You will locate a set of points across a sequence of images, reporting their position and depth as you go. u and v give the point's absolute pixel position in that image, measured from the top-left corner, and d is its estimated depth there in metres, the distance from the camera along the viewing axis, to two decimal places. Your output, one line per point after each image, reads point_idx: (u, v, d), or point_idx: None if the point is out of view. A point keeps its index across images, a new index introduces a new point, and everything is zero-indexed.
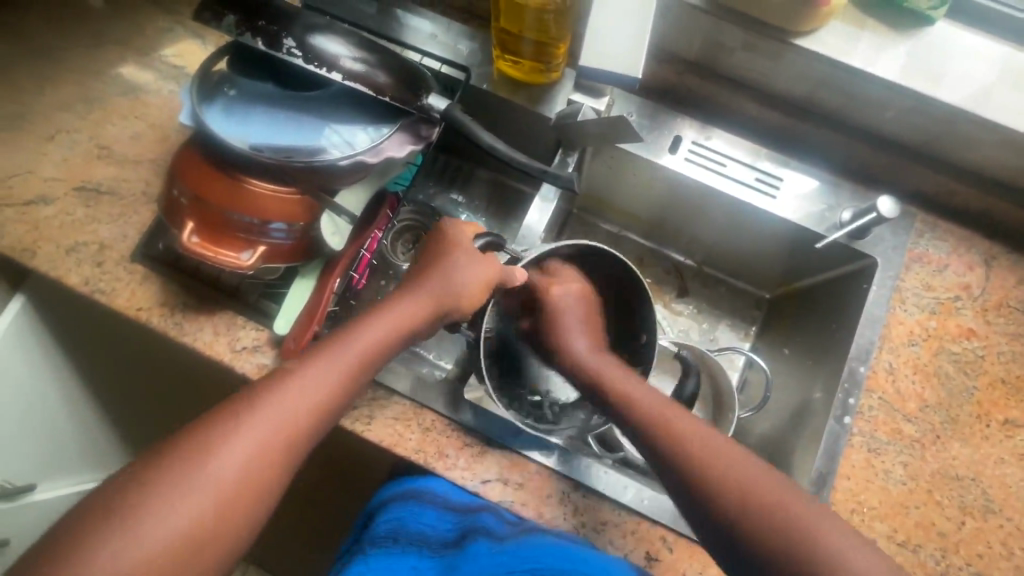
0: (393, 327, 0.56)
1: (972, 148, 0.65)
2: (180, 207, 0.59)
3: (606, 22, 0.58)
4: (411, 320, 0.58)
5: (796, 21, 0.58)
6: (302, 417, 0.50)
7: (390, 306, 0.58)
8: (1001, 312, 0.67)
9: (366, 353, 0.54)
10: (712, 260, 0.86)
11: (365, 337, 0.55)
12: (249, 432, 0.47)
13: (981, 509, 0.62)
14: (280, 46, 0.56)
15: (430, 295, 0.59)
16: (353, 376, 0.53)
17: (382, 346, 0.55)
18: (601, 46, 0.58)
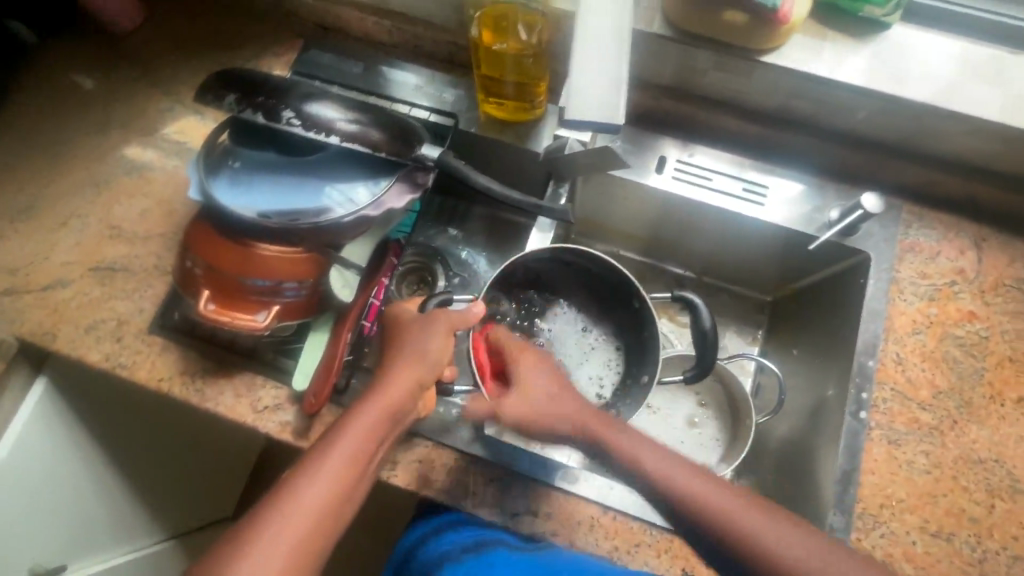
0: (384, 409, 0.56)
1: (945, 140, 0.67)
2: (195, 277, 0.61)
3: (587, 69, 0.59)
4: (399, 399, 0.57)
5: (761, 40, 0.61)
6: (312, 520, 0.49)
7: (376, 389, 0.58)
8: (998, 292, 0.69)
9: (362, 442, 0.54)
10: (712, 270, 0.88)
11: (358, 427, 0.55)
12: (270, 544, 0.47)
13: (1009, 490, 0.62)
14: (280, 116, 0.58)
15: (410, 368, 0.59)
16: (360, 461, 0.54)
17: (376, 431, 0.55)
18: (585, 92, 0.58)
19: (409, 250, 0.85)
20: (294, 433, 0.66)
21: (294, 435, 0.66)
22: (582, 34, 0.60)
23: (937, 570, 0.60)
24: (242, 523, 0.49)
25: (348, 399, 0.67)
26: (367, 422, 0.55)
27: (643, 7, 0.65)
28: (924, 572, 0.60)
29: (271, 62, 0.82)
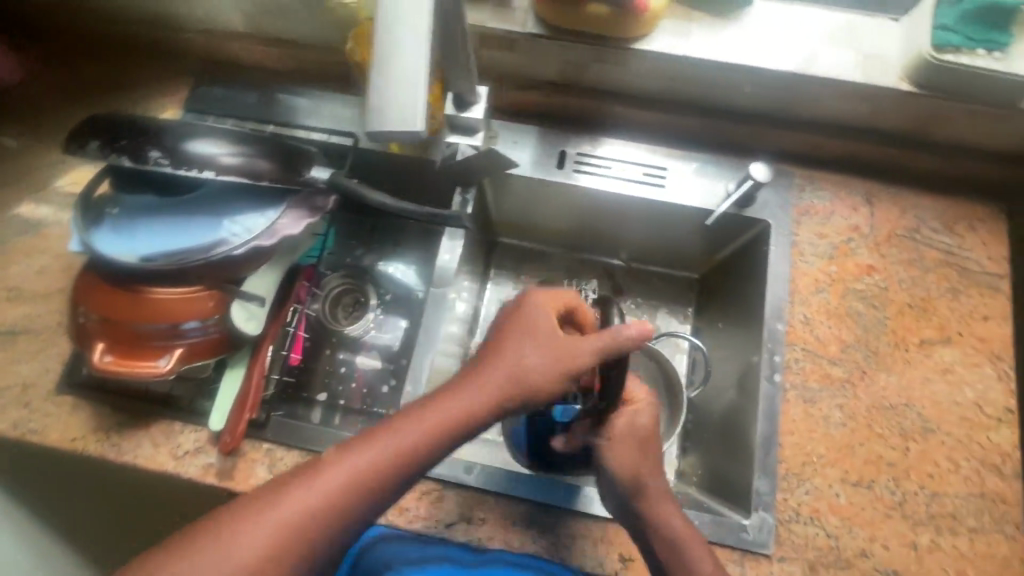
0: (427, 425, 0.51)
1: (821, 104, 0.70)
2: (89, 330, 0.60)
3: (387, 61, 0.45)
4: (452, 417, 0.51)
5: (625, 32, 0.64)
6: (310, 511, 0.48)
7: (506, 366, 0.53)
8: (893, 243, 0.71)
9: (387, 451, 0.50)
10: (640, 256, 0.87)
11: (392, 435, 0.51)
12: (284, 509, 0.47)
13: (921, 432, 0.65)
14: (147, 158, 0.57)
15: (551, 355, 0.53)
16: (402, 461, 0.50)
17: (410, 446, 0.50)
18: (384, 86, 0.45)
19: (337, 273, 0.84)
20: (217, 475, 0.64)
21: (218, 477, 0.64)
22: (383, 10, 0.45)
23: (861, 518, 0.62)
24: (243, 499, 0.49)
25: (271, 432, 0.66)
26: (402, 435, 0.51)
27: (517, 9, 0.68)
28: (849, 522, 0.62)
29: (162, 101, 0.80)
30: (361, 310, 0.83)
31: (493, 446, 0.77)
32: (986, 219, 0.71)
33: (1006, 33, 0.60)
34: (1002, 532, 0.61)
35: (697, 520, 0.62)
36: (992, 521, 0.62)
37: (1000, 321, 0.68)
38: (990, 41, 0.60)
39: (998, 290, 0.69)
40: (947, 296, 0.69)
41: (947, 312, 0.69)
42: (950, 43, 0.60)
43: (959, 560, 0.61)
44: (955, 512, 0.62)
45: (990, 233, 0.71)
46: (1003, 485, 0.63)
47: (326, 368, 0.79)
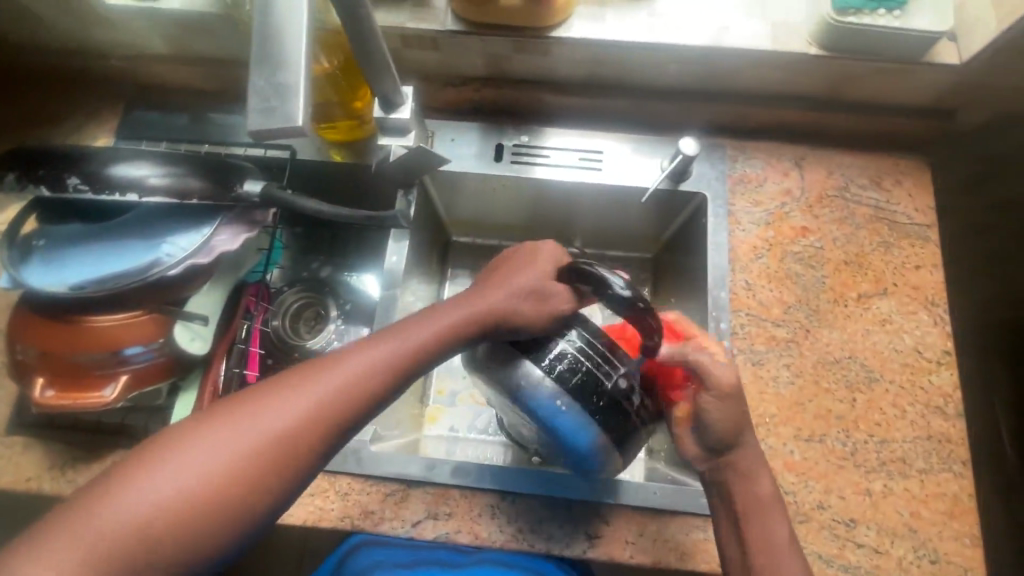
0: (361, 374, 0.49)
1: (741, 75, 0.72)
2: (29, 366, 0.60)
3: (267, 62, 0.43)
4: (387, 368, 0.50)
5: (541, 20, 0.66)
6: (292, 423, 0.46)
7: (437, 317, 0.54)
8: (824, 204, 0.74)
9: (317, 399, 0.47)
10: (594, 240, 0.87)
11: (322, 383, 0.48)
12: (266, 420, 0.46)
13: (866, 382, 0.67)
14: (66, 186, 0.56)
15: (487, 306, 0.54)
16: (384, 374, 0.50)
17: (342, 393, 0.48)
18: (265, 88, 0.42)
19: (294, 288, 0.83)
20: None
21: None
22: (259, 13, 0.44)
23: (816, 471, 0.64)
24: (218, 407, 0.47)
25: None
26: (334, 382, 0.48)
27: (437, 8, 0.69)
28: (805, 477, 0.64)
29: (93, 130, 0.79)
30: (322, 323, 0.82)
31: (451, 440, 0.78)
32: (909, 172, 0.74)
33: None
34: (950, 471, 0.63)
35: (660, 491, 0.64)
36: (940, 461, 0.64)
37: (930, 269, 0.70)
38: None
39: (927, 239, 0.72)
40: (879, 250, 0.71)
41: (881, 265, 0.71)
42: (851, 6, 0.63)
43: (912, 502, 0.62)
44: (904, 456, 0.64)
45: (915, 184, 0.74)
46: (948, 425, 0.65)
47: None
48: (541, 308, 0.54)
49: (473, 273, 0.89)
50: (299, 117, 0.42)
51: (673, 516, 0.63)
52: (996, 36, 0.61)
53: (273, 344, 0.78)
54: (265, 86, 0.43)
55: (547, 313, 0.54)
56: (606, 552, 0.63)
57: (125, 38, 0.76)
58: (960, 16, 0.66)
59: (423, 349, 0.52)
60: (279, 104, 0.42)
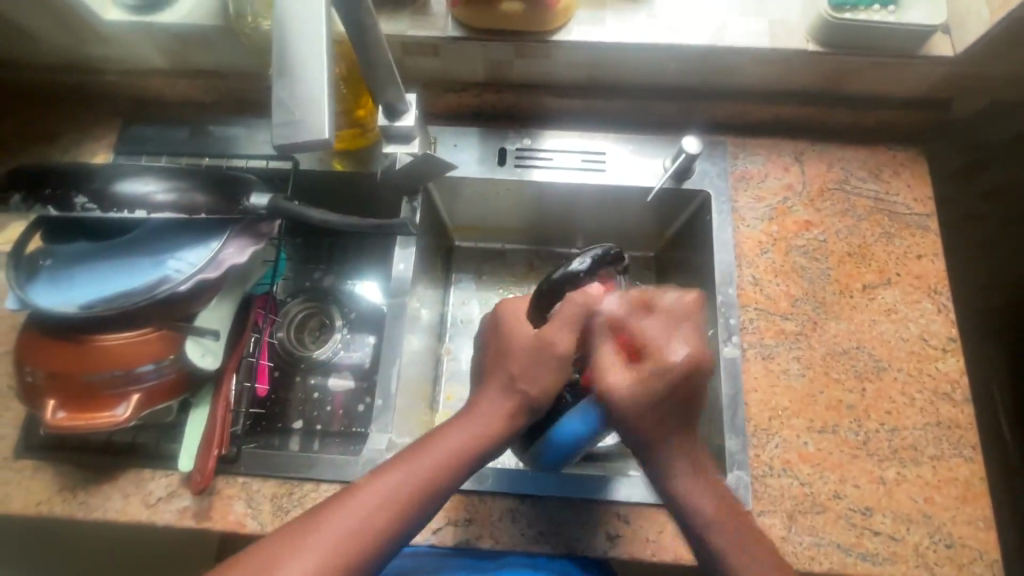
0: (401, 488, 0.50)
1: (741, 72, 0.73)
2: (38, 388, 0.59)
3: (289, 77, 0.42)
4: (426, 478, 0.51)
5: (542, 24, 0.67)
6: (345, 543, 0.47)
7: (468, 414, 0.55)
8: (826, 197, 0.75)
9: (359, 517, 0.48)
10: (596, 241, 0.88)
11: (364, 500, 0.49)
12: (319, 544, 0.47)
13: (875, 372, 0.68)
14: (73, 205, 0.56)
15: (510, 395, 0.54)
16: (432, 483, 0.51)
17: (384, 508, 0.49)
18: (288, 103, 0.42)
19: (298, 299, 0.83)
20: (195, 518, 0.63)
21: (196, 519, 0.63)
22: (280, 25, 0.43)
23: (830, 462, 0.64)
24: (271, 537, 0.48)
25: (244, 465, 0.65)
26: (376, 500, 0.49)
27: (436, 15, 0.70)
28: (820, 467, 0.64)
29: (91, 147, 0.79)
30: (327, 332, 0.82)
31: None
32: (907, 163, 0.76)
33: None
34: (961, 456, 0.64)
35: None
36: (950, 446, 0.65)
37: (932, 258, 0.72)
38: None
39: (927, 229, 0.73)
40: (881, 240, 0.73)
41: (883, 256, 0.72)
42: (847, 2, 0.64)
43: (926, 488, 0.63)
44: (915, 443, 0.65)
45: (913, 175, 0.75)
46: (957, 411, 0.66)
47: (299, 396, 0.78)
48: (538, 360, 0.54)
49: (478, 277, 0.89)
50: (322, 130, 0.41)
51: None
52: (989, 28, 0.62)
53: (281, 357, 0.80)
54: (288, 101, 0.43)
55: (544, 364, 0.54)
56: (626, 550, 0.63)
57: (120, 53, 0.75)
58: (953, 8, 0.67)
59: (462, 453, 0.52)
60: (302, 119, 0.42)
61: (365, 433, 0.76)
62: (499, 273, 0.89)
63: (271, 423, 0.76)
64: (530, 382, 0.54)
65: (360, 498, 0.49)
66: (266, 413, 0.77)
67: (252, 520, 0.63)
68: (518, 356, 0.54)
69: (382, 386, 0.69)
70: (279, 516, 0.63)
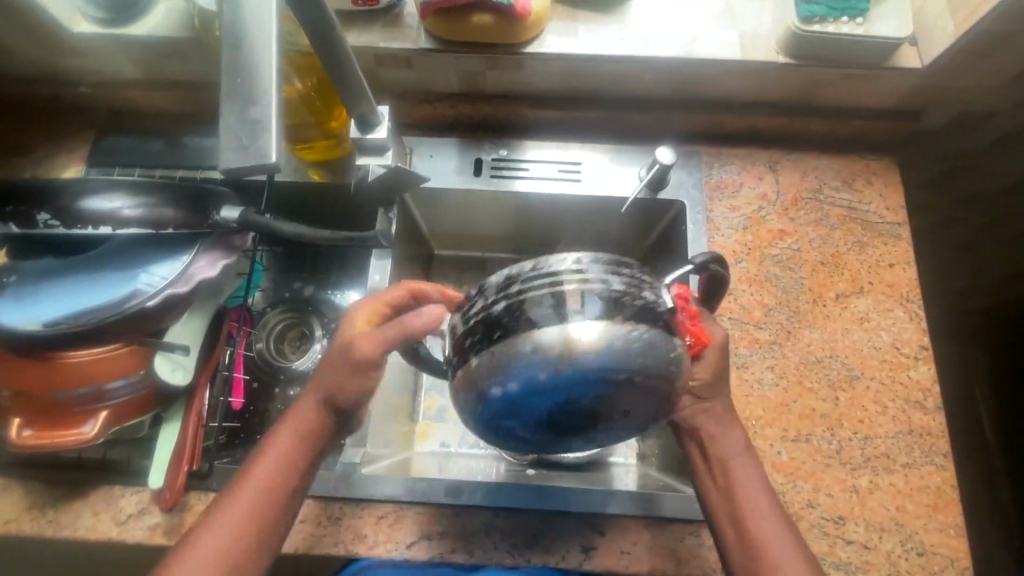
0: (238, 516, 0.52)
1: (714, 83, 0.73)
2: (4, 407, 0.58)
3: (238, 101, 0.42)
4: (258, 498, 0.53)
5: (515, 35, 0.67)
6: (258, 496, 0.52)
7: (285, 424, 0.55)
8: (799, 206, 0.75)
9: (207, 557, 0.50)
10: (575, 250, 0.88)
11: (205, 543, 0.51)
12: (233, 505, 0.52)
13: (848, 380, 0.68)
14: (35, 221, 0.56)
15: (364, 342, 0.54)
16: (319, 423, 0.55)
17: (233, 537, 0.51)
18: (238, 127, 0.42)
19: (277, 309, 0.83)
20: (165, 536, 0.63)
21: (167, 537, 0.63)
22: (231, 46, 0.42)
23: (803, 471, 0.65)
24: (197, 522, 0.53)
25: (216, 482, 0.64)
26: (219, 534, 0.51)
27: (410, 27, 0.70)
28: (794, 477, 0.64)
29: (63, 160, 0.78)
30: (307, 343, 0.82)
31: (443, 455, 0.77)
32: (879, 172, 0.76)
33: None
34: (933, 464, 0.65)
35: (653, 499, 0.64)
36: (922, 454, 0.65)
37: (904, 266, 0.72)
38: (850, 7, 0.64)
39: (899, 237, 0.73)
40: (855, 249, 0.73)
41: (857, 265, 0.72)
42: (816, 14, 0.64)
43: (898, 496, 0.64)
44: (888, 451, 0.65)
45: (885, 184, 0.76)
46: (928, 419, 0.66)
47: (277, 408, 0.77)
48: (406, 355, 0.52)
49: (458, 287, 0.89)
50: (273, 156, 0.41)
51: (666, 523, 0.64)
52: (955, 39, 0.62)
53: (259, 368, 0.79)
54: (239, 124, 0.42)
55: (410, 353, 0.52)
56: (602, 562, 0.63)
57: (91, 65, 0.74)
58: (920, 20, 0.68)
59: (286, 462, 0.54)
60: (253, 143, 0.42)
61: None
62: (478, 282, 0.89)
63: (248, 437, 0.75)
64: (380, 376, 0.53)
65: (204, 540, 0.51)
66: (243, 425, 0.76)
67: None
68: (380, 359, 0.53)
69: None
70: None
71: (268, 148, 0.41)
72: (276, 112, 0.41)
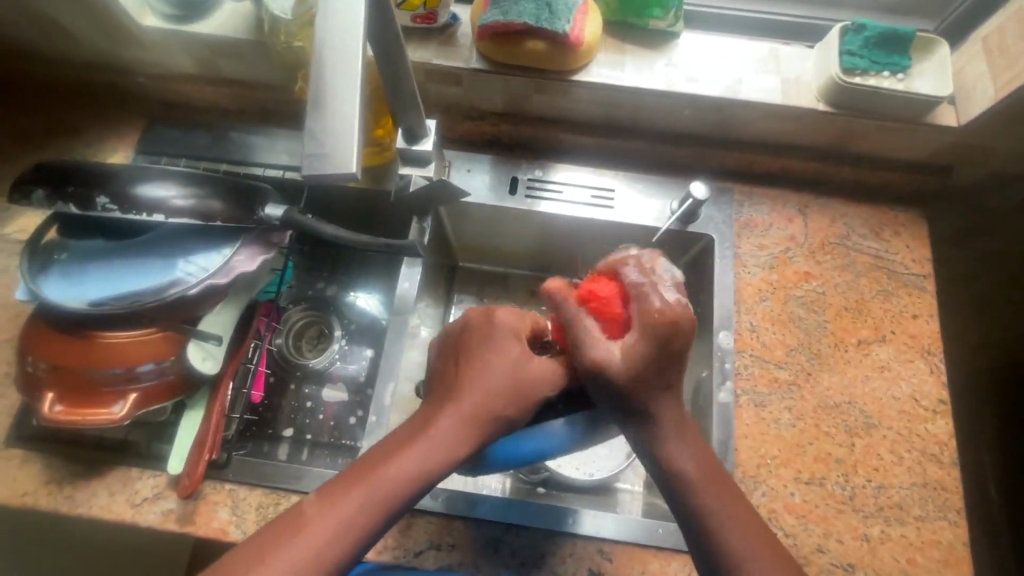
0: (364, 509, 0.48)
1: (754, 124, 0.75)
2: (38, 380, 0.59)
3: (324, 109, 0.44)
4: (386, 497, 0.48)
5: (564, 62, 0.69)
6: (362, 514, 0.47)
7: (428, 433, 0.51)
8: (826, 251, 0.76)
9: (318, 545, 0.46)
10: None
11: (322, 526, 0.47)
12: (330, 520, 0.47)
13: (864, 427, 0.68)
14: (94, 204, 0.57)
15: (515, 382, 0.53)
16: (450, 452, 0.50)
17: (343, 536, 0.47)
18: (319, 135, 0.43)
19: (300, 307, 0.84)
20: (178, 522, 0.63)
21: (179, 523, 0.63)
22: (319, 57, 0.44)
23: (815, 514, 0.65)
24: (279, 523, 0.48)
25: (232, 473, 0.65)
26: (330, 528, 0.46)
27: (462, 46, 0.72)
28: (805, 519, 0.64)
29: (112, 143, 0.80)
30: (326, 341, 0.83)
31: None
32: (908, 224, 0.77)
33: (905, 57, 0.66)
34: (945, 519, 0.65)
35: (662, 529, 0.64)
36: (936, 509, 0.65)
37: (927, 318, 0.73)
38: (893, 63, 0.66)
39: (924, 290, 0.74)
40: (879, 298, 0.74)
41: (880, 313, 0.73)
42: (858, 67, 0.67)
43: (909, 548, 0.63)
44: (901, 502, 0.65)
45: (912, 236, 0.77)
46: (943, 473, 0.66)
47: (291, 404, 0.78)
48: (534, 390, 0.53)
49: (479, 300, 0.90)
50: (350, 165, 0.43)
51: (675, 554, 0.64)
52: (994, 103, 0.64)
53: (278, 364, 0.80)
54: (319, 132, 0.44)
55: (536, 399, 0.53)
56: None
57: (151, 56, 0.77)
58: (958, 81, 0.70)
59: (434, 464, 0.50)
60: (333, 150, 0.44)
61: (354, 446, 0.75)
62: (499, 295, 0.90)
63: (261, 430, 0.76)
64: (513, 406, 0.52)
65: (316, 528, 0.46)
66: (258, 419, 0.76)
67: (236, 528, 0.63)
68: (528, 382, 0.53)
69: (376, 403, 0.70)
70: (262, 525, 0.63)
71: (346, 156, 0.43)
72: (357, 124, 0.43)
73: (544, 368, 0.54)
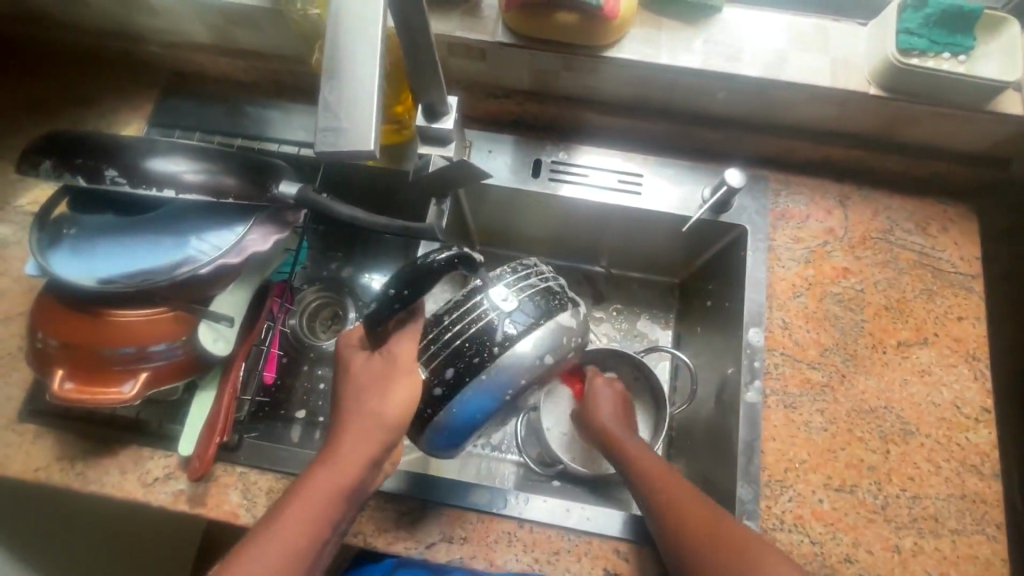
0: (289, 539, 0.49)
1: (795, 108, 0.70)
2: (49, 356, 0.58)
3: (340, 77, 0.41)
4: (306, 520, 0.49)
5: (596, 36, 0.65)
6: (289, 545, 0.48)
7: (329, 454, 0.52)
8: (867, 246, 0.72)
9: None
10: (620, 262, 0.86)
11: (253, 564, 0.47)
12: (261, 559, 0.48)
13: (901, 434, 0.65)
14: (103, 177, 0.55)
15: (393, 382, 0.53)
16: (359, 461, 0.51)
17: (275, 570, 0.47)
18: (335, 105, 0.41)
19: (314, 287, 0.82)
20: (188, 503, 0.62)
21: (189, 505, 0.62)
22: (335, 20, 0.41)
23: (844, 523, 0.62)
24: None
25: (243, 456, 0.64)
26: None
27: (487, 18, 0.68)
28: (834, 528, 0.61)
29: (124, 114, 0.78)
30: (340, 323, 0.81)
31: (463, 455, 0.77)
32: (956, 220, 0.73)
33: (970, 36, 0.61)
34: (983, 533, 0.61)
35: None
36: (974, 522, 0.62)
37: (973, 321, 0.68)
38: (955, 44, 0.61)
39: (971, 290, 0.70)
40: (922, 297, 0.69)
41: (923, 313, 0.69)
42: (915, 47, 0.61)
43: (943, 562, 0.60)
44: (937, 514, 0.62)
45: (961, 233, 0.72)
46: (983, 485, 0.63)
47: (304, 386, 0.77)
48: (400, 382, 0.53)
49: None
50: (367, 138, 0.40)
51: None
52: None
53: (292, 345, 0.79)
54: (334, 103, 0.41)
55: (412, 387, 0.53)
56: None
57: (166, 24, 0.74)
58: None
59: (349, 475, 0.51)
60: (348, 123, 0.41)
61: None
62: None
63: (274, 412, 0.75)
64: (394, 405, 0.52)
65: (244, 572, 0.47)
66: (270, 400, 0.75)
67: (246, 512, 0.62)
68: (382, 376, 0.53)
69: None
70: None
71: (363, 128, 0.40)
72: (375, 95, 0.40)
73: (400, 362, 0.54)
